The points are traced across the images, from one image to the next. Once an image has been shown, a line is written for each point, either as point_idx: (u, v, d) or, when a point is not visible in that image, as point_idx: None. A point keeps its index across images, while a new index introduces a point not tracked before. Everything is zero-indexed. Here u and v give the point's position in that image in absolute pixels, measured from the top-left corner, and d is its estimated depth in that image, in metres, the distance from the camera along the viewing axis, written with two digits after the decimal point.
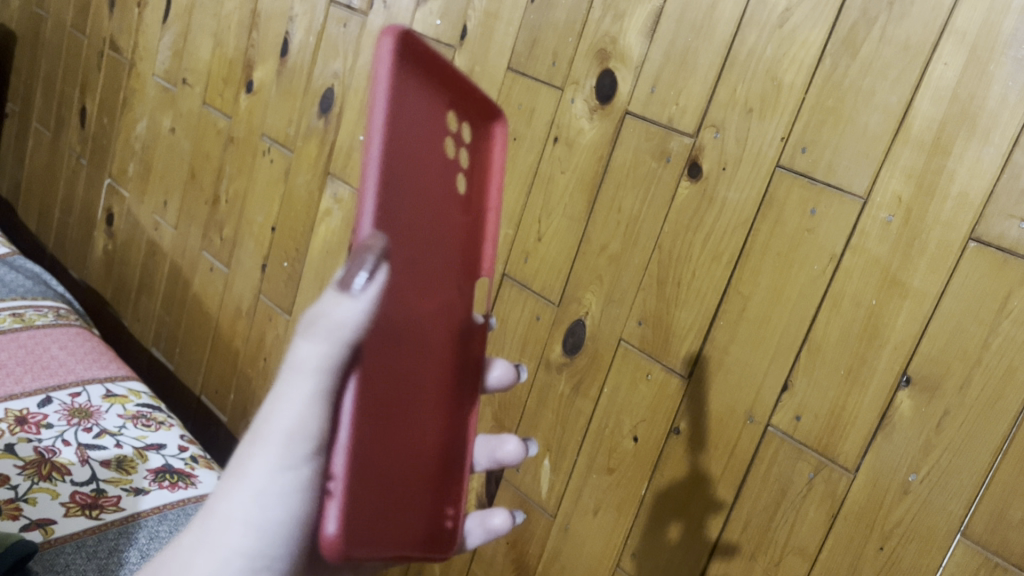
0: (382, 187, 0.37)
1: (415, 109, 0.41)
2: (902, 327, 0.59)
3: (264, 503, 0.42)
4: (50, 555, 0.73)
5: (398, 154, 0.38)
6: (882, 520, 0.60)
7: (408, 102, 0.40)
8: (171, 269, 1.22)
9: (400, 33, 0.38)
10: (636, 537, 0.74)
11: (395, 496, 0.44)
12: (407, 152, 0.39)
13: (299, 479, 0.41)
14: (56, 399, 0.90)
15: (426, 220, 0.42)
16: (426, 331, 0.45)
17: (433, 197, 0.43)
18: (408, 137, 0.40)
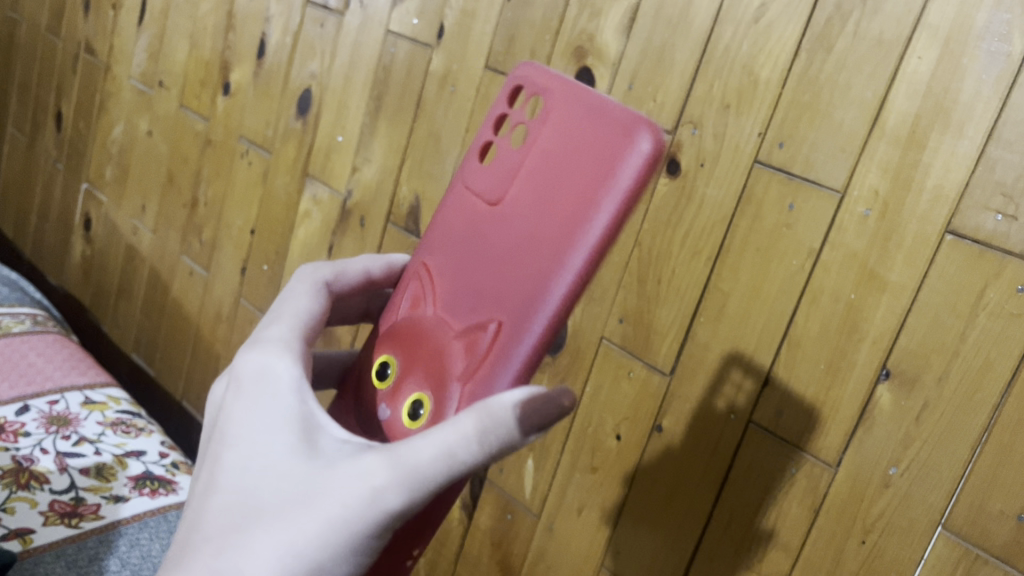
0: (589, 274, 0.43)
1: (558, 150, 0.45)
2: (881, 321, 0.60)
3: None
4: (29, 565, 0.72)
5: (557, 199, 0.44)
6: (864, 514, 0.61)
7: (571, 144, 0.44)
8: (150, 274, 1.21)
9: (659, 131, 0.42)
10: (621, 536, 0.74)
11: None
12: (564, 202, 0.44)
13: None
14: (34, 407, 0.89)
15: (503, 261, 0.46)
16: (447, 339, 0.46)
17: (506, 223, 0.46)
18: (555, 174, 0.45)
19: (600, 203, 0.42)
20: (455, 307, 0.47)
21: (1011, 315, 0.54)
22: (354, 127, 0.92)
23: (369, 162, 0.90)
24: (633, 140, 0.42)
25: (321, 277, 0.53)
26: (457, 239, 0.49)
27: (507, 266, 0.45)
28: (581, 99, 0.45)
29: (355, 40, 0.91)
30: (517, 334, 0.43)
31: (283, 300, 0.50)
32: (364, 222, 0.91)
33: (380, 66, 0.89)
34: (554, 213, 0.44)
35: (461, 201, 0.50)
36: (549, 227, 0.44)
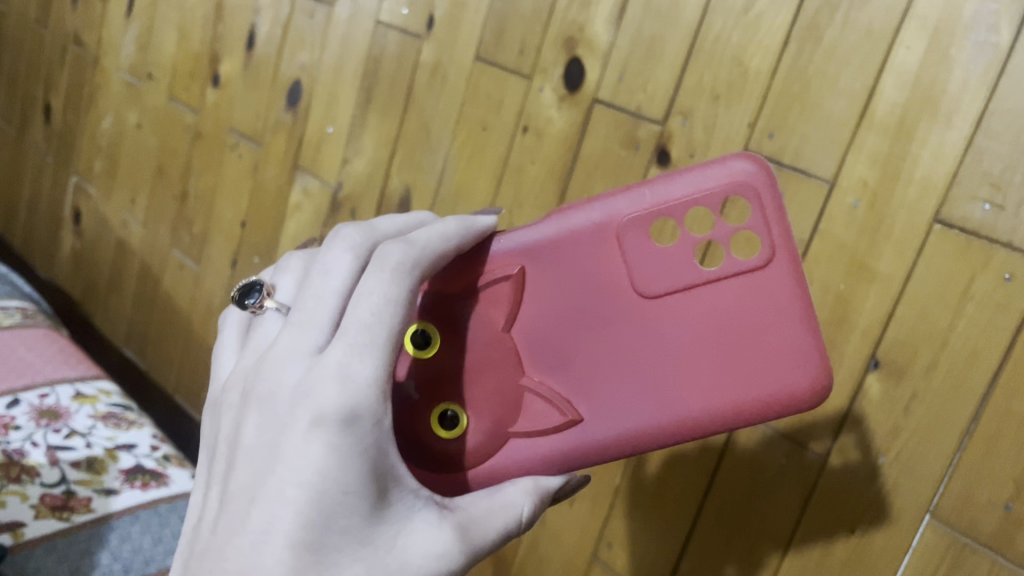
0: (672, 443, 0.45)
1: (733, 311, 0.43)
2: (870, 311, 0.60)
3: None
4: (21, 559, 0.73)
5: (703, 364, 0.43)
6: (854, 504, 0.61)
7: (749, 322, 0.43)
8: (141, 267, 1.20)
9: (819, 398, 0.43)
10: (613, 527, 0.74)
11: None
12: (712, 376, 0.43)
13: None
14: (24, 400, 0.89)
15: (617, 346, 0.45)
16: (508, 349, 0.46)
17: (641, 328, 0.44)
18: (721, 331, 0.43)
19: (736, 417, 0.43)
20: (538, 354, 0.46)
21: (998, 305, 0.55)
22: (344, 119, 0.92)
23: (359, 154, 0.90)
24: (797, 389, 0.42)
25: (415, 280, 0.41)
26: (577, 279, 0.45)
27: (617, 371, 0.45)
28: (795, 291, 0.43)
29: (345, 31, 0.91)
30: (588, 444, 0.45)
31: (361, 295, 0.40)
32: (355, 215, 0.91)
33: (370, 57, 0.89)
34: (696, 375, 0.43)
35: (600, 241, 0.45)
36: (677, 383, 0.44)
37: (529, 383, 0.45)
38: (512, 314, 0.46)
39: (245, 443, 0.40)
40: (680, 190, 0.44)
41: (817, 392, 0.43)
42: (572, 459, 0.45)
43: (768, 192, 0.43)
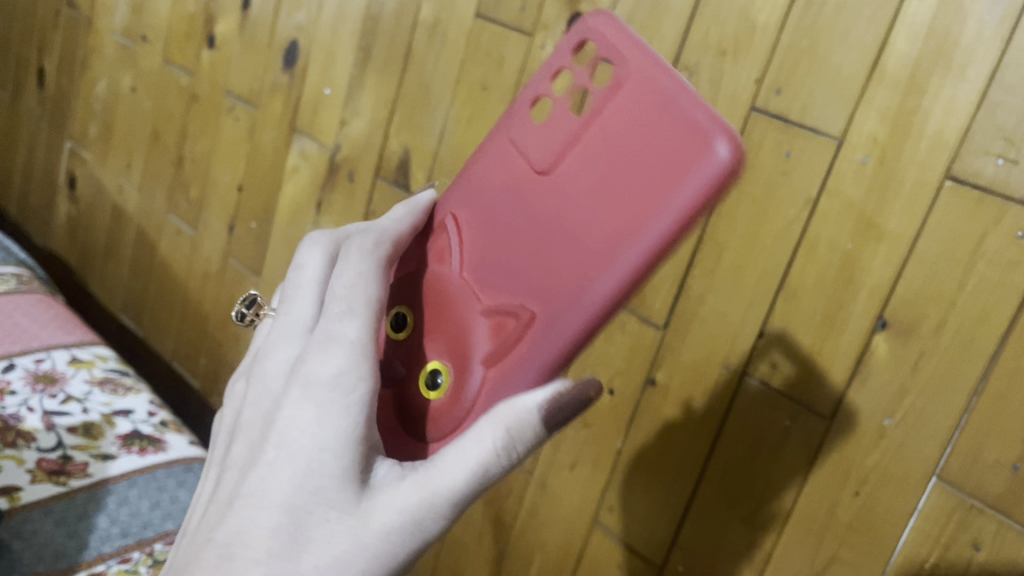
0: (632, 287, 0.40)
1: (619, 130, 0.42)
2: (879, 270, 0.59)
3: None
4: (18, 523, 0.72)
5: (606, 193, 0.42)
6: (859, 465, 0.60)
7: (638, 126, 0.42)
8: (137, 234, 1.19)
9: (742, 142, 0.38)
10: (614, 490, 0.74)
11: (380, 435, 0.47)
12: (627, 193, 0.41)
13: None
14: (20, 365, 0.88)
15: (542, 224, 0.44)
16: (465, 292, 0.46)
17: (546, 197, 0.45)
18: (615, 152, 0.42)
19: (669, 213, 0.39)
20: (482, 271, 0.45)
21: (1010, 262, 0.53)
22: (342, 80, 0.90)
23: (357, 115, 0.89)
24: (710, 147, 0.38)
25: (385, 252, 0.46)
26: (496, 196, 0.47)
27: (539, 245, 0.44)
28: (661, 74, 0.42)
29: None
30: (551, 329, 0.41)
31: (342, 272, 0.45)
32: (353, 177, 0.89)
33: (368, 16, 0.87)
34: (597, 208, 0.42)
35: (502, 159, 0.48)
36: (591, 223, 0.41)
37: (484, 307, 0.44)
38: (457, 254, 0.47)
39: (246, 422, 0.43)
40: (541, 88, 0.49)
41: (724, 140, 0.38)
42: (549, 360, 0.42)
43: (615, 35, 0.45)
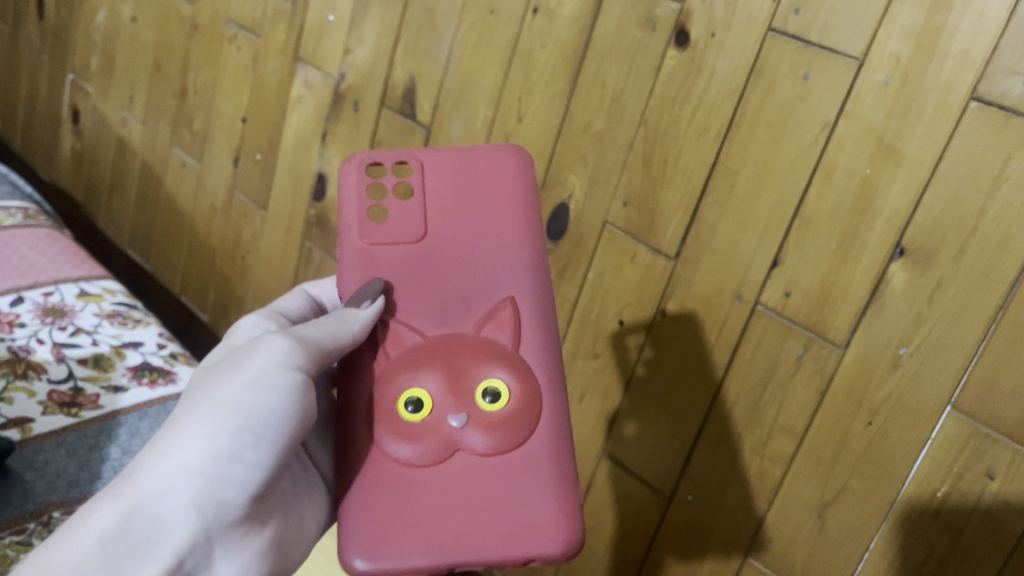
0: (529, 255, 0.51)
1: (472, 186, 0.52)
2: (897, 196, 0.57)
3: (253, 386, 0.46)
4: (30, 453, 0.73)
5: (505, 227, 0.51)
6: (872, 394, 0.60)
7: (471, 183, 0.52)
8: (142, 168, 1.17)
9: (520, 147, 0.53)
10: (624, 422, 0.74)
11: (514, 525, 0.45)
12: (505, 217, 0.51)
13: (276, 392, 0.46)
14: (28, 298, 0.88)
15: (469, 268, 0.50)
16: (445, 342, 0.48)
17: (458, 236, 0.51)
18: (466, 195, 0.52)
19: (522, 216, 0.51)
20: (459, 313, 0.49)
21: None
22: (345, 5, 0.87)
23: (361, 43, 0.86)
24: (516, 157, 0.53)
25: (435, 353, 0.48)
26: (423, 270, 0.50)
27: (498, 252, 0.50)
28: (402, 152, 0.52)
29: None
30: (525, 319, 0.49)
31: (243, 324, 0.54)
32: (358, 107, 0.88)
33: None
34: (499, 231, 0.51)
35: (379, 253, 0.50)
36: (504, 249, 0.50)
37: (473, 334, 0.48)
38: (429, 320, 0.49)
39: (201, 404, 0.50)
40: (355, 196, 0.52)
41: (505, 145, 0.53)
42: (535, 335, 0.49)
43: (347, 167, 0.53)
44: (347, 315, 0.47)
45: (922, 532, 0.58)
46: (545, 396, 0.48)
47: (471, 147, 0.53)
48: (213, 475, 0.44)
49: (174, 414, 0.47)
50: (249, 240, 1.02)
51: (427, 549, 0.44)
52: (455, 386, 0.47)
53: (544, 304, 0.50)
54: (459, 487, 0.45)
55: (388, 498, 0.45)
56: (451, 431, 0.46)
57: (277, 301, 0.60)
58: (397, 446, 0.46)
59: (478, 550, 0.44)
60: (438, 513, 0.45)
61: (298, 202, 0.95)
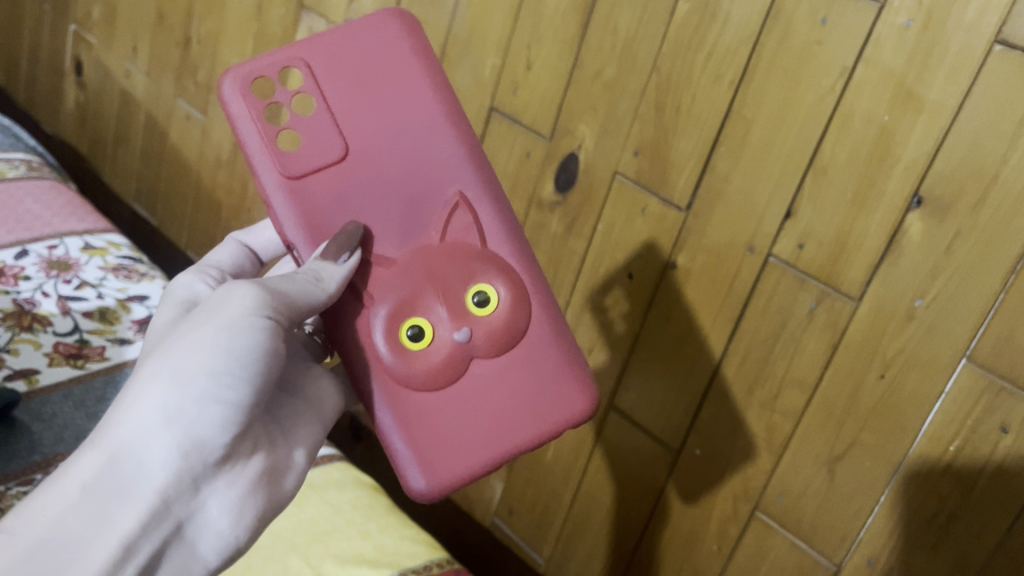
0: (462, 132, 0.50)
1: (371, 68, 0.49)
2: (916, 144, 0.55)
3: (225, 330, 0.43)
4: (36, 404, 0.73)
5: (423, 105, 0.50)
6: (885, 348, 0.59)
7: (369, 65, 0.49)
8: (147, 120, 1.16)
9: (397, 9, 0.50)
10: (633, 375, 0.73)
11: (546, 407, 0.49)
12: (418, 95, 0.50)
13: (249, 336, 0.44)
14: (33, 251, 0.87)
15: (411, 165, 0.49)
16: (420, 257, 0.49)
17: (387, 138, 0.49)
18: (372, 82, 0.49)
19: (433, 89, 0.50)
20: (418, 222, 0.49)
21: None
22: None
23: None
24: (395, 23, 0.50)
25: (424, 275, 0.48)
26: (367, 183, 0.49)
27: (431, 140, 0.50)
28: (285, 59, 0.48)
29: None
30: (478, 200, 0.50)
31: (178, 283, 0.52)
32: None
33: None
34: (421, 112, 0.50)
35: (312, 178, 0.48)
36: (434, 130, 0.50)
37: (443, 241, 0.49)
38: (392, 239, 0.49)
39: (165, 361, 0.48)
40: (255, 123, 0.48)
41: (380, 13, 0.50)
42: (494, 217, 0.50)
43: (227, 95, 0.48)
44: (322, 275, 0.46)
45: (933, 486, 0.58)
46: (525, 280, 0.50)
47: (346, 26, 0.49)
48: (192, 418, 0.42)
49: (144, 363, 0.44)
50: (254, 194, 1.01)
51: (480, 454, 0.48)
52: (449, 303, 0.48)
53: (486, 179, 0.51)
54: (487, 399, 0.49)
55: (428, 423, 0.48)
56: (461, 347, 0.48)
57: (210, 254, 0.59)
58: (415, 375, 0.48)
59: (529, 438, 0.49)
60: (478, 426, 0.48)
61: None
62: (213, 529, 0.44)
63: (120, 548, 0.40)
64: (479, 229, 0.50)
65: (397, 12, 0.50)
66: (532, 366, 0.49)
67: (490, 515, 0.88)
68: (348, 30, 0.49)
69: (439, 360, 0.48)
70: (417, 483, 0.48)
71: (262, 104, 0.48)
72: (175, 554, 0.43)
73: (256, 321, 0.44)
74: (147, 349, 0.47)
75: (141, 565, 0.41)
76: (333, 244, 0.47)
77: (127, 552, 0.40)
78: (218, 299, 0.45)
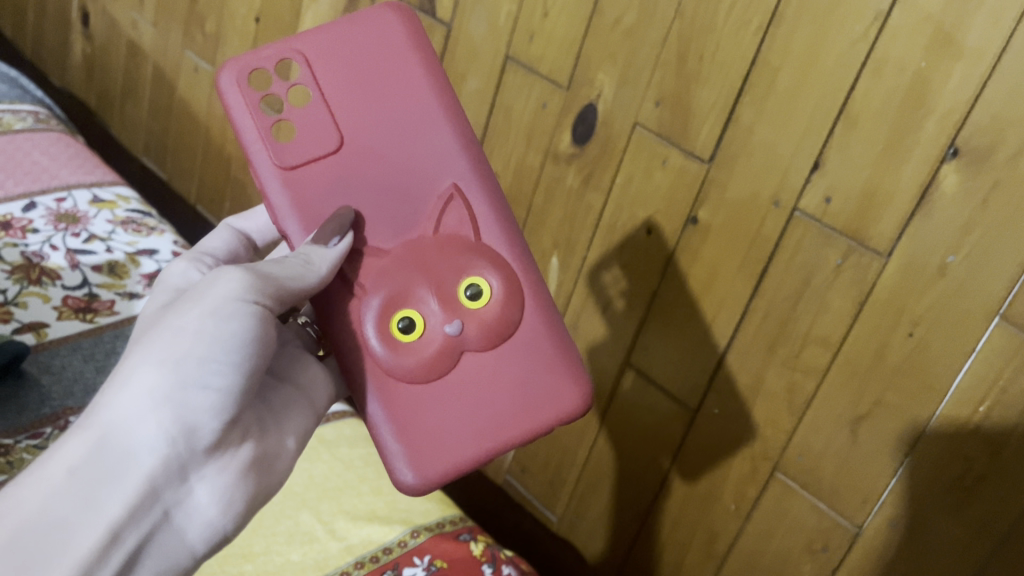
0: (458, 125, 0.50)
1: (366, 60, 0.49)
2: (953, 92, 0.53)
3: (211, 315, 0.43)
4: (46, 358, 0.72)
5: (417, 97, 0.49)
6: (914, 305, 0.57)
7: (363, 56, 0.49)
8: (155, 72, 1.14)
9: (393, 2, 0.50)
10: (650, 334, 0.72)
11: (535, 401, 0.48)
12: (411, 87, 0.49)
13: (234, 322, 0.43)
14: (41, 204, 0.86)
15: (405, 157, 0.49)
16: (413, 248, 0.48)
17: (380, 131, 0.49)
18: (367, 74, 0.49)
19: (427, 81, 0.50)
20: (412, 214, 0.49)
21: None
22: None
23: None
24: (391, 15, 0.49)
25: (417, 268, 0.48)
26: (361, 174, 0.48)
27: (426, 131, 0.49)
28: (283, 51, 0.48)
29: None
30: (472, 191, 0.49)
31: (172, 270, 0.52)
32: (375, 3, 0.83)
33: None
34: (415, 103, 0.49)
35: (308, 167, 0.48)
36: (428, 122, 0.49)
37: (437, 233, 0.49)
38: (387, 230, 0.49)
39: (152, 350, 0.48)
40: (252, 114, 0.48)
41: (374, 7, 0.50)
42: (488, 211, 0.50)
43: (227, 86, 0.48)
44: (313, 259, 0.46)
45: (960, 448, 0.56)
46: (519, 274, 0.49)
47: (343, 19, 0.49)
48: (178, 402, 0.41)
49: (131, 349, 0.44)
50: None
51: (468, 449, 0.47)
52: (440, 296, 0.48)
53: (482, 172, 0.50)
54: (478, 395, 0.48)
55: (416, 417, 0.48)
56: (451, 339, 0.47)
57: (204, 240, 0.58)
58: (406, 368, 0.47)
59: (519, 435, 0.48)
60: (466, 422, 0.47)
61: None
62: (202, 516, 0.43)
63: (108, 533, 0.39)
64: (475, 222, 0.49)
65: (394, 5, 0.50)
66: (523, 362, 0.48)
67: (503, 473, 0.87)
68: (345, 23, 0.49)
69: (428, 354, 0.47)
70: (405, 476, 0.47)
71: (258, 95, 0.48)
72: (166, 541, 0.42)
73: (242, 307, 0.44)
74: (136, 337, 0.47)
75: (130, 550, 0.40)
76: (325, 228, 0.47)
77: (116, 537, 0.40)
78: (205, 287, 0.45)
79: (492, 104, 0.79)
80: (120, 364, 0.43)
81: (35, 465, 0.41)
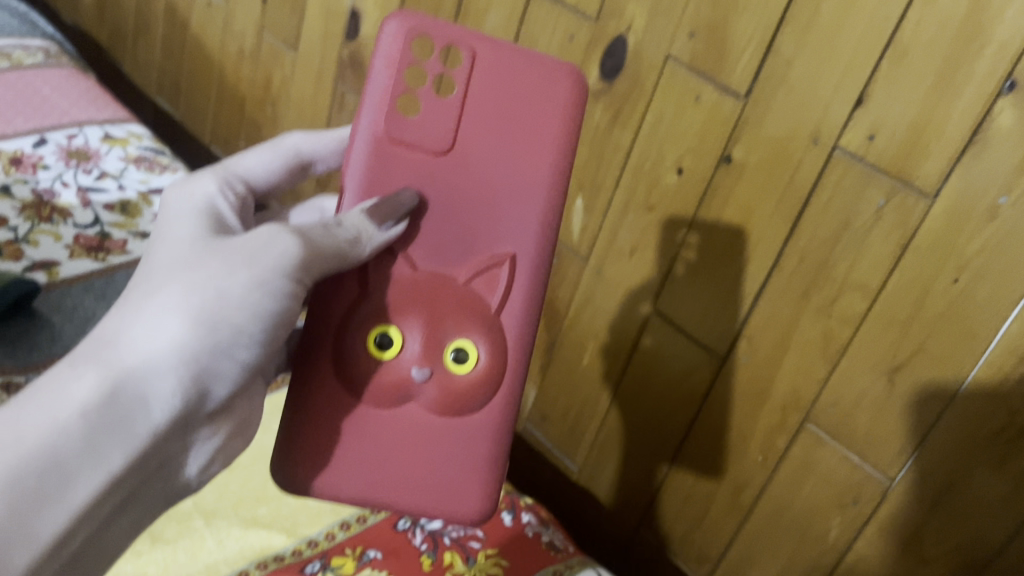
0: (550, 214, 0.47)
1: (515, 102, 0.46)
2: (1013, 19, 0.49)
3: (261, 286, 0.42)
4: (57, 297, 0.71)
5: (530, 163, 0.46)
6: (961, 249, 0.54)
7: (518, 97, 0.46)
8: (167, 8, 1.11)
9: (579, 71, 0.47)
10: (677, 279, 0.69)
11: (437, 488, 0.47)
12: (529, 150, 0.46)
13: (277, 300, 0.42)
14: (52, 140, 0.84)
15: (478, 205, 0.46)
16: (438, 278, 0.46)
17: (478, 164, 0.46)
18: (506, 110, 0.46)
19: (553, 153, 0.46)
20: (458, 250, 0.46)
21: None
22: None
23: None
24: (565, 80, 0.46)
25: (401, 298, 0.45)
26: (438, 191, 0.46)
27: (518, 192, 0.46)
28: (454, 40, 0.45)
29: None
30: (523, 276, 0.46)
31: (195, 184, 0.48)
32: None
33: None
34: (524, 163, 0.46)
35: (402, 152, 0.46)
36: (523, 191, 0.46)
37: (463, 276, 0.46)
38: (427, 249, 0.46)
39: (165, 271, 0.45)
40: (389, 74, 0.45)
41: (562, 63, 0.47)
42: (530, 306, 0.47)
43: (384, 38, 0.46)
44: (362, 236, 0.43)
45: (1004, 400, 0.54)
46: (510, 356, 0.47)
47: (530, 54, 0.46)
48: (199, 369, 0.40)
49: (164, 282, 0.41)
50: (279, 86, 0.97)
51: (355, 487, 0.46)
52: (427, 338, 0.45)
53: (544, 266, 0.47)
54: (403, 439, 0.46)
55: (345, 434, 0.46)
56: (415, 383, 0.45)
57: (248, 153, 0.53)
58: (360, 385, 0.45)
59: (399, 503, 0.46)
60: (383, 461, 0.46)
61: (329, 44, 0.88)
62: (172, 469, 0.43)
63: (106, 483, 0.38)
64: (507, 299, 0.46)
65: (577, 74, 0.47)
66: (462, 445, 0.47)
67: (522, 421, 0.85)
68: (528, 60, 0.46)
69: (386, 380, 0.45)
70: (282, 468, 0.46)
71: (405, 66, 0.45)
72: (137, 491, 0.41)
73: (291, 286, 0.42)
74: (147, 262, 0.44)
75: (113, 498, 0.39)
76: (383, 206, 0.44)
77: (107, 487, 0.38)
78: (247, 243, 0.43)
79: (516, 37, 0.75)
80: (143, 300, 0.41)
81: (44, 382, 0.38)
